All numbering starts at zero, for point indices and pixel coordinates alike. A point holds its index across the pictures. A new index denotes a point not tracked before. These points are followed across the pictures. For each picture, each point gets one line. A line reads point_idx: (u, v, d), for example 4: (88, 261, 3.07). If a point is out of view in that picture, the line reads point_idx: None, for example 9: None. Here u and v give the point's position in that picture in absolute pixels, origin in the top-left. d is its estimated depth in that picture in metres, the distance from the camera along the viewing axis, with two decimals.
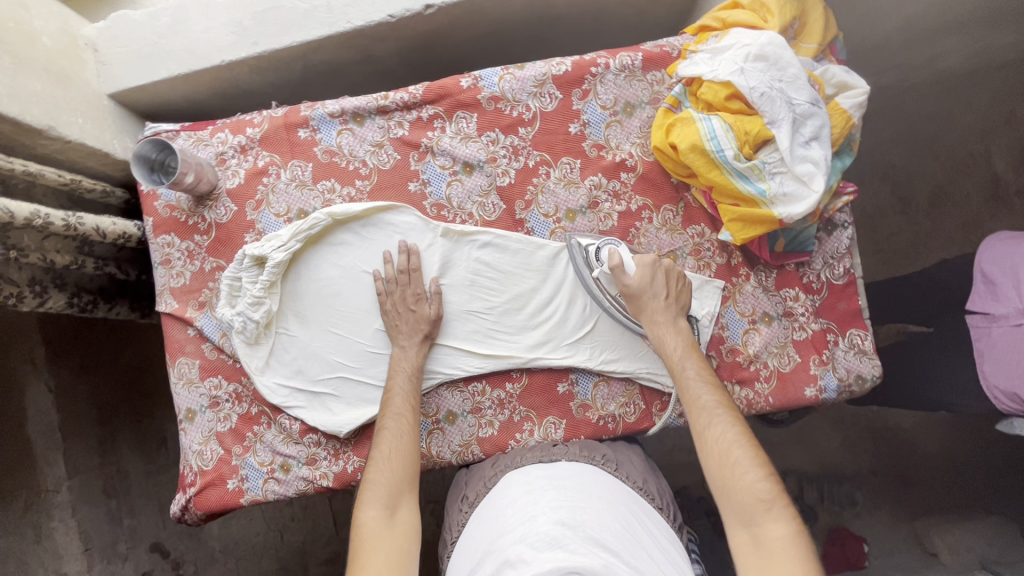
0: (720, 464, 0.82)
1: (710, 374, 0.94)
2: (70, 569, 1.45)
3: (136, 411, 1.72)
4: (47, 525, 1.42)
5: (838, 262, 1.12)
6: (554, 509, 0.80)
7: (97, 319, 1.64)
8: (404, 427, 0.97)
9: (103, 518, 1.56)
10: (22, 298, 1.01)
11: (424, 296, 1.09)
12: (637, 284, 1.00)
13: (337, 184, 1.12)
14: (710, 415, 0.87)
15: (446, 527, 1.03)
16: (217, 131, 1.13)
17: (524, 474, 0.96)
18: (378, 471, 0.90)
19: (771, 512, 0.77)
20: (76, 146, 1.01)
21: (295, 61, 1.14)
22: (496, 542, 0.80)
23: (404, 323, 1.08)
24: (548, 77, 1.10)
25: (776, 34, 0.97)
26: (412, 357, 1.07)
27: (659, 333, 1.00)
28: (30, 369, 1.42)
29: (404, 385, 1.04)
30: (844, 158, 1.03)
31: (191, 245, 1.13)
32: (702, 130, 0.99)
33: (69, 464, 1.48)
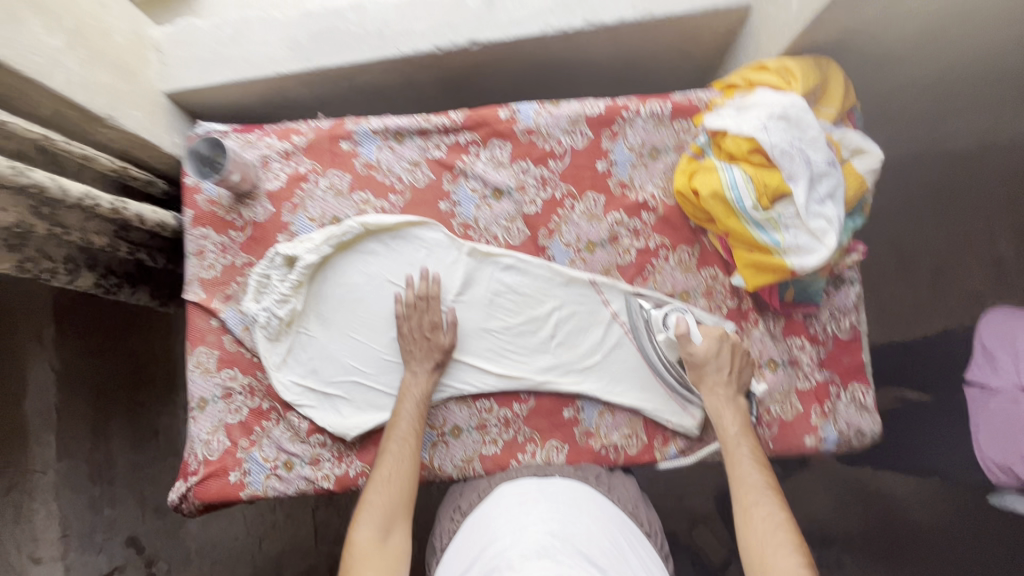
0: (759, 543, 0.84)
1: (762, 457, 0.96)
2: (45, 554, 1.44)
3: (132, 401, 1.73)
4: (28, 507, 1.42)
5: (844, 316, 1.15)
6: (545, 521, 0.82)
7: (109, 309, 1.69)
8: (405, 454, 1.02)
9: (84, 505, 1.54)
10: (55, 274, 1.03)
11: (440, 326, 1.12)
12: (700, 358, 1.04)
13: (371, 196, 1.18)
14: (758, 495, 0.90)
15: (437, 535, 1.04)
16: (264, 136, 1.19)
17: (518, 487, 0.98)
18: (378, 497, 0.96)
19: None
20: (131, 137, 1.07)
21: (342, 80, 1.21)
22: (486, 547, 0.80)
23: (419, 348, 1.11)
24: (581, 117, 1.16)
25: (799, 98, 1.03)
26: (419, 383, 1.10)
27: (718, 406, 1.03)
28: (37, 345, 1.46)
29: (411, 410, 1.07)
30: (855, 219, 1.08)
31: (225, 240, 1.18)
32: (724, 179, 1.05)
33: (60, 447, 1.49)
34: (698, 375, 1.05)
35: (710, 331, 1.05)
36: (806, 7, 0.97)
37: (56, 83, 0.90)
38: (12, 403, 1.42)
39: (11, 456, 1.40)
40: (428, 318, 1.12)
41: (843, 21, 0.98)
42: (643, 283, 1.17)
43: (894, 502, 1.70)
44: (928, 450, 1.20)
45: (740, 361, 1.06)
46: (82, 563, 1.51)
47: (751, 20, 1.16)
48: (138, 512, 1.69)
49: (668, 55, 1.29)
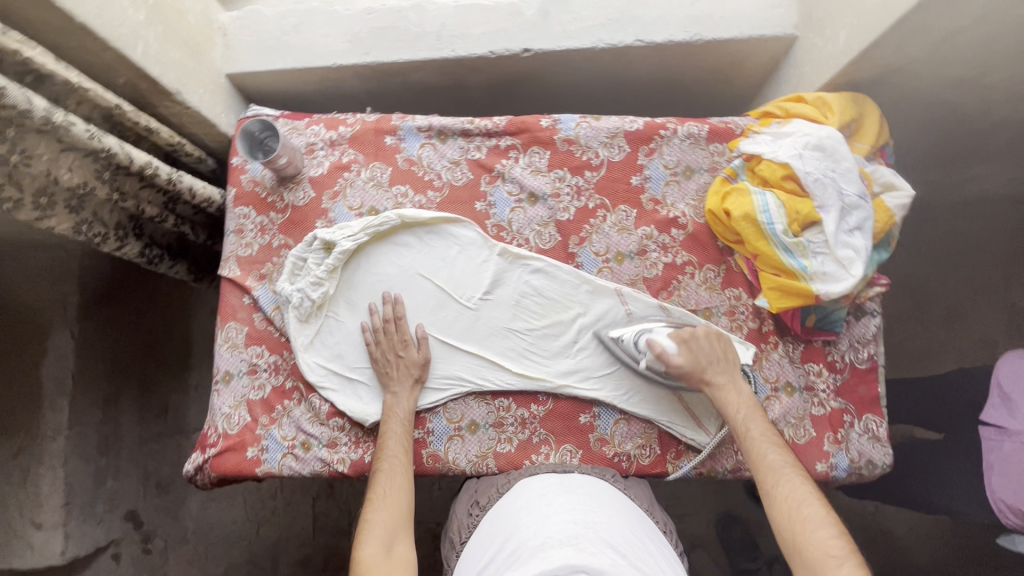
0: (789, 519, 0.85)
1: (775, 434, 0.97)
2: (46, 520, 1.47)
3: (144, 374, 1.74)
4: (35, 470, 1.47)
5: (863, 347, 1.17)
6: (566, 511, 0.85)
7: (132, 279, 1.69)
8: (398, 471, 1.02)
9: (89, 477, 1.56)
10: (106, 239, 1.07)
11: (411, 342, 1.15)
12: (689, 364, 1.05)
13: (410, 190, 1.21)
14: (778, 474, 0.90)
15: (455, 530, 1.05)
16: (312, 124, 1.24)
17: (539, 481, 1.00)
18: (376, 513, 0.94)
19: (842, 566, 0.77)
20: (192, 113, 1.12)
21: (396, 76, 1.27)
22: (511, 535, 0.84)
23: (398, 373, 1.13)
24: (620, 131, 1.20)
25: (835, 130, 1.07)
26: (404, 401, 1.12)
27: (721, 394, 1.04)
28: (61, 315, 1.49)
29: (398, 429, 1.09)
30: (881, 252, 1.10)
31: (265, 220, 1.22)
32: (756, 203, 1.08)
33: (73, 415, 1.51)
34: (697, 376, 1.06)
35: (680, 337, 1.07)
36: (853, 40, 1.04)
37: (136, 54, 0.95)
38: (31, 365, 1.48)
39: (25, 419, 1.47)
40: (398, 336, 1.15)
41: (888, 56, 1.03)
42: (667, 298, 1.19)
43: (896, 542, 1.69)
44: (941, 488, 1.20)
45: (719, 348, 1.07)
46: (82, 532, 1.53)
47: (796, 51, 1.23)
48: (138, 487, 1.72)
49: (711, 78, 1.36)
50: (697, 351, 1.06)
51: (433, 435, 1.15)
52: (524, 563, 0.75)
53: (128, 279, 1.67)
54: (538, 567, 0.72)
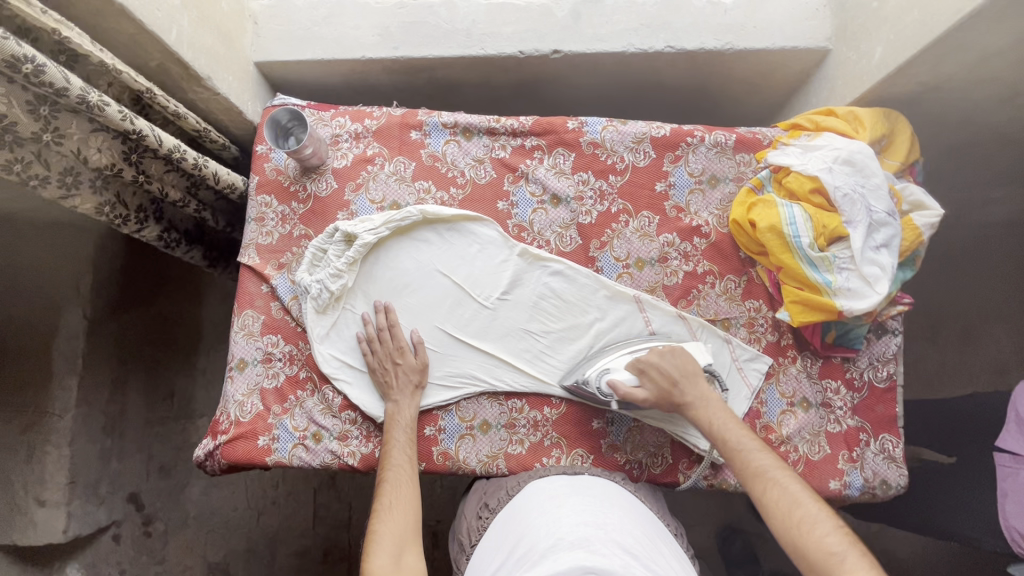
0: (786, 523, 0.80)
1: (754, 437, 0.93)
2: (49, 498, 1.46)
3: (153, 357, 1.74)
4: (41, 448, 1.45)
5: (882, 366, 1.16)
6: (578, 513, 0.84)
7: (145, 262, 1.69)
8: (403, 479, 0.98)
9: (94, 455, 1.56)
10: (127, 221, 1.07)
11: (406, 349, 1.13)
12: (653, 395, 1.02)
13: (433, 186, 1.21)
14: (766, 479, 0.85)
15: (465, 533, 1.05)
16: (338, 115, 1.24)
17: (549, 483, 1.00)
18: (384, 525, 0.89)
19: (847, 563, 0.74)
20: (221, 99, 1.12)
21: (424, 71, 1.27)
22: (523, 536, 0.83)
23: (400, 381, 1.11)
24: (646, 136, 1.19)
25: (866, 145, 1.06)
26: (408, 408, 1.10)
27: (695, 410, 0.99)
28: (74, 293, 1.48)
29: (401, 437, 1.07)
30: (906, 271, 1.09)
31: (287, 210, 1.22)
32: (783, 215, 1.06)
33: (81, 394, 1.50)
34: (668, 398, 1.01)
35: (638, 368, 1.05)
36: (889, 57, 1.03)
37: (170, 39, 0.95)
38: (41, 345, 1.46)
39: (35, 396, 1.45)
40: (393, 344, 1.14)
41: (923, 74, 1.02)
42: (686, 306, 1.18)
43: (898, 563, 1.68)
44: (952, 512, 1.19)
45: (679, 363, 1.04)
46: (83, 513, 1.54)
47: (828, 64, 1.21)
48: (143, 470, 1.74)
49: (741, 87, 1.35)
50: (658, 376, 1.02)
51: (444, 433, 1.14)
52: (535, 565, 0.74)
53: (139, 263, 1.66)
54: (549, 569, 0.70)
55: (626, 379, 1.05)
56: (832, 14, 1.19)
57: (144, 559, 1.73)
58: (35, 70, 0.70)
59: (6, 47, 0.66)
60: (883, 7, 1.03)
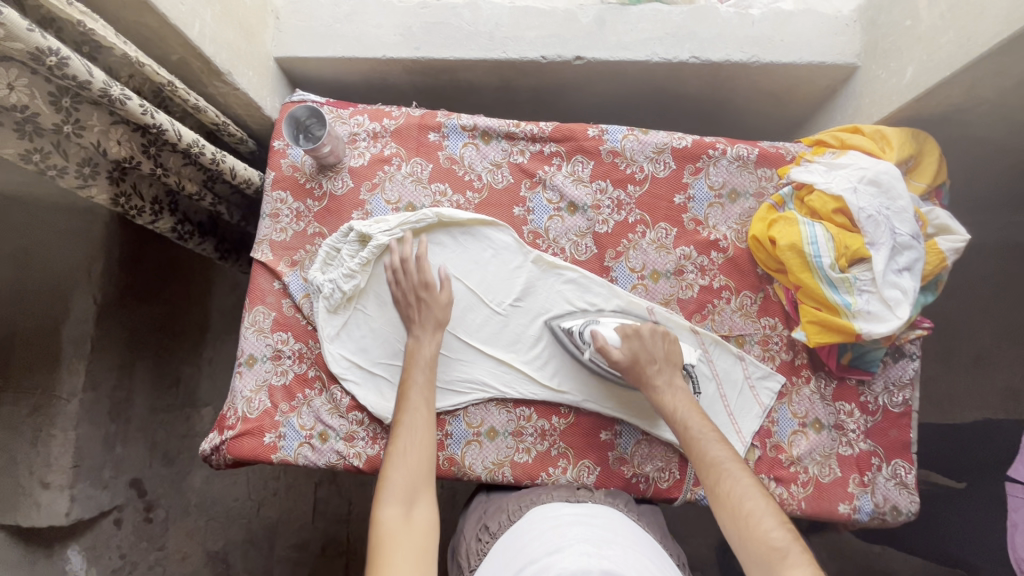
0: (734, 516, 0.81)
1: (714, 429, 0.94)
2: (53, 481, 1.45)
3: (160, 345, 1.74)
4: (47, 431, 1.44)
5: (898, 391, 1.14)
6: (580, 542, 0.82)
7: (155, 250, 1.69)
8: (419, 424, 0.96)
9: (99, 440, 1.55)
10: (142, 213, 1.06)
11: (432, 283, 1.08)
12: (627, 360, 1.03)
13: (449, 189, 1.20)
14: (719, 471, 0.86)
15: (464, 555, 1.03)
16: (356, 114, 1.23)
17: (552, 510, 0.98)
18: (397, 470, 0.90)
19: (788, 559, 0.74)
20: (240, 94, 1.11)
21: (444, 72, 1.26)
22: (525, 564, 0.81)
23: (425, 315, 1.07)
24: (667, 147, 1.18)
25: (893, 165, 1.03)
26: (430, 345, 1.06)
27: (659, 396, 1.01)
28: (84, 277, 1.47)
29: (421, 376, 1.03)
30: (927, 295, 1.07)
31: (301, 207, 1.21)
32: (804, 233, 1.05)
33: (87, 378, 1.49)
34: (636, 377, 1.03)
35: (623, 332, 1.05)
36: (920, 77, 1.01)
37: (193, 33, 0.95)
38: (50, 331, 1.45)
39: (42, 378, 1.45)
40: (417, 277, 1.08)
41: (955, 96, 1.00)
42: (700, 321, 1.16)
43: None
44: (958, 540, 1.17)
45: (665, 349, 1.05)
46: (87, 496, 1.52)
47: (855, 81, 1.19)
48: (146, 456, 1.71)
49: (764, 99, 1.33)
50: (639, 348, 1.03)
51: (451, 438, 1.13)
52: None
53: (152, 251, 1.66)
54: None
55: (611, 339, 1.06)
56: (862, 30, 1.17)
57: (144, 545, 1.69)
58: (59, 62, 0.69)
59: (30, 40, 0.65)
60: (917, 25, 1.01)
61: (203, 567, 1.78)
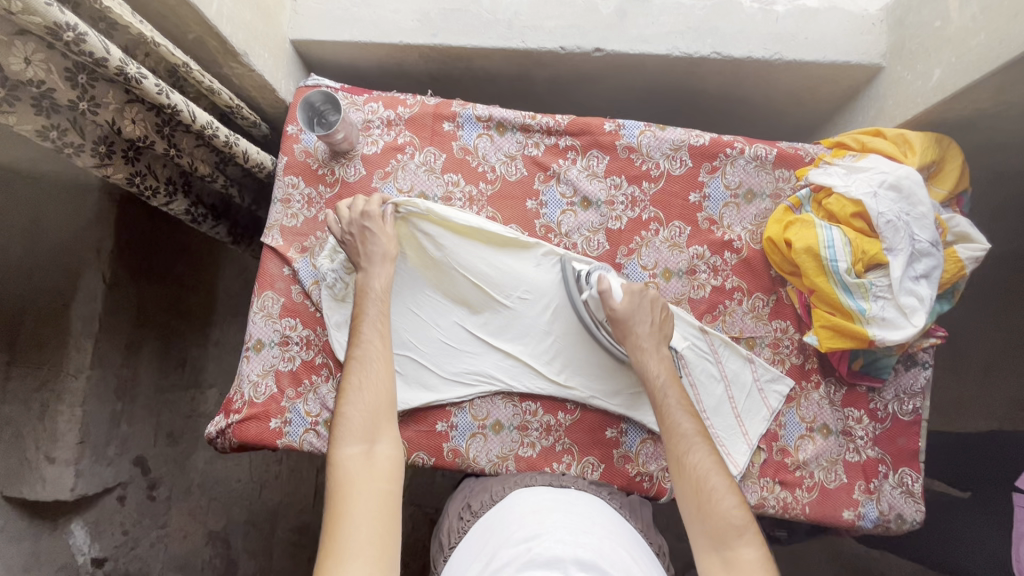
0: (696, 488, 0.84)
1: (689, 402, 0.96)
2: (59, 456, 1.46)
3: (167, 326, 1.74)
4: (54, 407, 1.45)
5: (908, 399, 1.13)
6: (559, 530, 0.83)
7: (163, 231, 1.69)
8: (373, 357, 0.93)
9: (105, 418, 1.56)
10: (156, 194, 1.05)
11: (370, 213, 1.07)
12: (624, 310, 1.02)
13: (462, 180, 1.19)
14: (689, 442, 0.89)
15: (445, 532, 1.05)
16: (371, 100, 1.21)
17: (534, 494, 0.99)
18: (352, 407, 0.87)
19: (744, 537, 0.79)
20: (255, 76, 1.10)
21: (461, 61, 1.24)
22: (502, 547, 0.83)
23: (371, 250, 1.05)
24: (684, 144, 1.16)
25: (915, 170, 1.01)
26: (380, 277, 1.04)
27: (642, 357, 1.01)
28: (94, 255, 1.47)
29: (373, 311, 1.00)
30: (943, 303, 1.06)
31: (313, 192, 1.20)
32: (821, 237, 1.03)
33: (95, 356, 1.50)
34: (625, 332, 1.03)
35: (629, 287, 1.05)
36: (947, 80, 0.98)
37: (210, 12, 0.94)
38: (59, 306, 1.44)
39: (48, 354, 1.44)
40: (361, 206, 1.07)
41: (982, 100, 0.98)
42: (711, 321, 1.15)
43: None
44: (960, 551, 1.16)
45: (660, 317, 1.05)
46: (92, 472, 1.53)
47: (879, 82, 1.17)
48: (150, 434, 1.72)
49: (784, 98, 1.31)
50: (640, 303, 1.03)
51: (455, 430, 1.13)
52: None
53: (160, 231, 1.66)
54: None
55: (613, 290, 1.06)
56: (888, 30, 1.14)
57: (147, 523, 1.70)
58: (75, 37, 0.68)
59: (48, 14, 0.64)
60: (947, 26, 0.99)
61: (203, 546, 1.80)
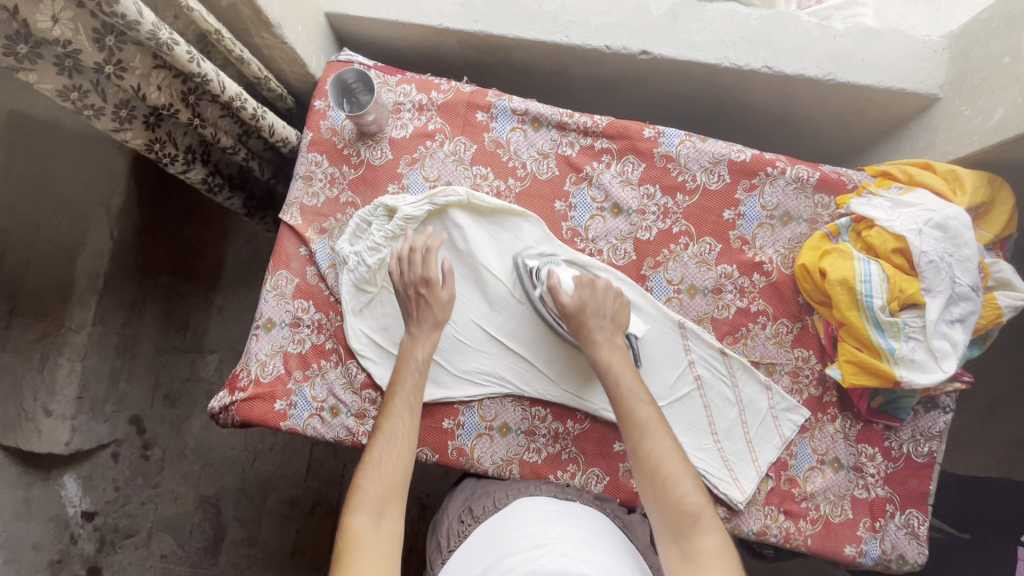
0: (652, 477, 0.82)
1: (644, 388, 0.93)
2: (57, 409, 1.44)
3: (172, 287, 1.72)
4: (54, 359, 1.42)
5: (925, 441, 1.11)
6: (564, 543, 0.82)
7: (174, 193, 1.65)
8: (397, 435, 0.90)
9: (104, 374, 1.54)
10: (174, 162, 1.02)
11: (435, 281, 1.04)
12: (573, 306, 1.01)
13: (491, 173, 1.15)
14: (643, 431, 0.87)
15: (445, 535, 1.04)
16: (404, 82, 1.17)
17: (539, 504, 0.97)
18: (369, 475, 0.84)
19: (698, 523, 0.77)
20: (287, 49, 1.06)
21: (499, 51, 1.20)
22: (505, 554, 0.82)
23: (423, 315, 1.04)
24: (724, 159, 1.12)
25: (964, 210, 0.98)
26: (424, 346, 1.02)
27: (597, 349, 0.98)
28: (103, 210, 1.43)
29: (409, 381, 0.98)
30: (972, 349, 1.03)
31: (336, 172, 1.16)
32: (858, 269, 1.00)
33: (98, 311, 1.47)
34: (577, 325, 1.01)
35: (579, 280, 1.03)
36: (1010, 121, 0.94)
37: None
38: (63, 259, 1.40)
39: (50, 306, 1.40)
40: (420, 271, 1.03)
41: None
42: (731, 343, 1.13)
43: None
44: None
45: (613, 307, 1.03)
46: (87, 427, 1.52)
47: (932, 113, 1.13)
48: (147, 394, 1.70)
49: (828, 119, 1.26)
50: (588, 299, 1.01)
51: (462, 428, 1.11)
52: None
53: (170, 192, 1.63)
54: None
55: (565, 284, 1.05)
56: (950, 59, 1.10)
57: (139, 481, 1.71)
58: None
59: None
60: (1016, 64, 0.94)
61: None
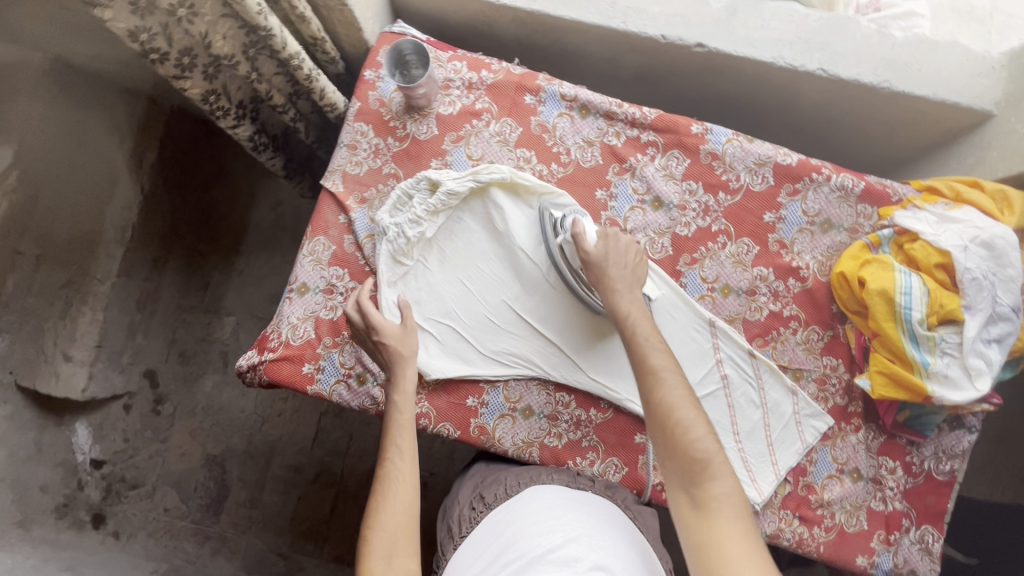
0: (664, 422, 0.82)
1: (659, 335, 0.93)
2: (76, 355, 1.45)
3: (195, 248, 1.74)
4: (77, 307, 1.42)
5: (946, 459, 1.11)
6: (575, 528, 0.84)
7: (206, 153, 1.67)
8: (394, 478, 0.90)
9: (124, 325, 1.56)
10: (225, 115, 1.04)
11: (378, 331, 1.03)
12: (597, 255, 1.01)
13: (534, 157, 1.15)
14: (657, 378, 0.86)
15: (455, 522, 1.03)
16: (455, 59, 1.17)
17: (550, 492, 0.98)
18: (375, 524, 0.85)
19: (710, 470, 0.78)
20: (346, 12, 1.06)
21: (553, 34, 1.20)
22: (517, 538, 0.84)
23: (385, 361, 1.03)
24: (770, 160, 1.12)
25: (1011, 231, 0.99)
26: (402, 386, 1.00)
27: (615, 296, 0.98)
28: (136, 161, 1.45)
29: (398, 425, 0.97)
30: (1004, 371, 1.04)
31: (381, 143, 1.17)
32: (899, 282, 1.00)
33: (122, 264, 1.48)
34: (598, 274, 1.01)
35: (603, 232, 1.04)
36: None
37: None
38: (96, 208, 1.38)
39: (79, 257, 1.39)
40: (367, 324, 1.03)
41: None
42: (761, 346, 1.13)
43: None
44: None
45: (633, 261, 1.03)
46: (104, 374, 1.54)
47: (983, 131, 1.12)
48: (163, 348, 1.73)
49: (875, 130, 1.26)
50: (613, 247, 1.01)
51: (486, 408, 1.11)
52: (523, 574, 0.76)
53: (202, 152, 1.65)
54: None
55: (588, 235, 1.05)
56: (1008, 77, 1.09)
57: (149, 435, 1.73)
58: None
59: None
60: None
61: None
